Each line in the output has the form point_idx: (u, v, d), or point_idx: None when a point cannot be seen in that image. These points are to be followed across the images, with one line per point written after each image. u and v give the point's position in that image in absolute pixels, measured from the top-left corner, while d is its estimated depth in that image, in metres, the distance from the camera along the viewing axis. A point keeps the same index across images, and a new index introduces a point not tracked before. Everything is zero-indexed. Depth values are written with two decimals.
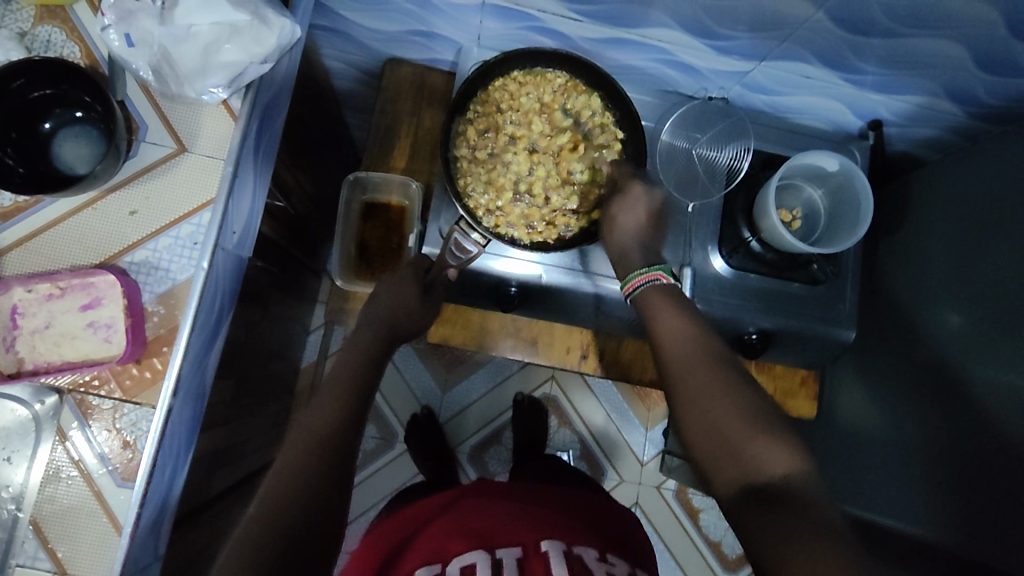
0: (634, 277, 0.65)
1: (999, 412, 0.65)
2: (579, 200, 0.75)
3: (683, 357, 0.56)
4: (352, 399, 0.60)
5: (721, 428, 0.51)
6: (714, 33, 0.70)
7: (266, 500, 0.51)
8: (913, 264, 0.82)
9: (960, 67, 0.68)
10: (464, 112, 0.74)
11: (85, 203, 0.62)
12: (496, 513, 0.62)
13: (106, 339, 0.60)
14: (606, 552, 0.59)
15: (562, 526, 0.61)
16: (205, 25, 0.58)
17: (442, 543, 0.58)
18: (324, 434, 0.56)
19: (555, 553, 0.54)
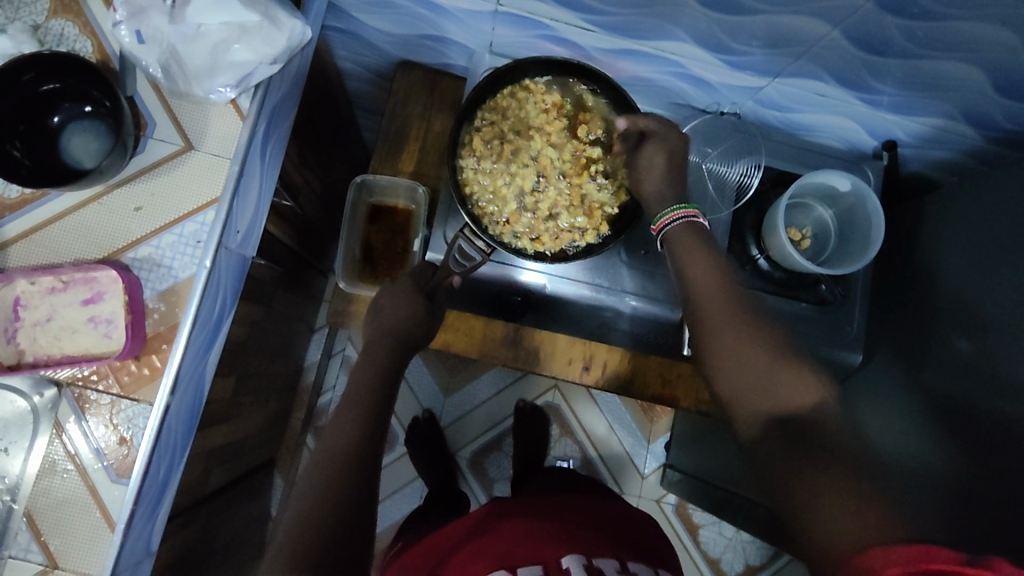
0: (666, 212, 0.62)
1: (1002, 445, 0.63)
2: (586, 211, 0.74)
3: (712, 298, 0.55)
4: (363, 410, 0.60)
5: (750, 366, 0.51)
6: (727, 48, 0.69)
7: (291, 527, 0.52)
8: (924, 288, 0.81)
9: (978, 90, 0.67)
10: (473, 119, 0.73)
11: (90, 198, 0.63)
12: (514, 532, 0.62)
13: (106, 334, 0.60)
14: (626, 561, 0.58)
15: (586, 542, 0.60)
16: (215, 25, 0.59)
17: (467, 567, 0.58)
18: (343, 450, 0.57)
19: (577, 571, 0.53)
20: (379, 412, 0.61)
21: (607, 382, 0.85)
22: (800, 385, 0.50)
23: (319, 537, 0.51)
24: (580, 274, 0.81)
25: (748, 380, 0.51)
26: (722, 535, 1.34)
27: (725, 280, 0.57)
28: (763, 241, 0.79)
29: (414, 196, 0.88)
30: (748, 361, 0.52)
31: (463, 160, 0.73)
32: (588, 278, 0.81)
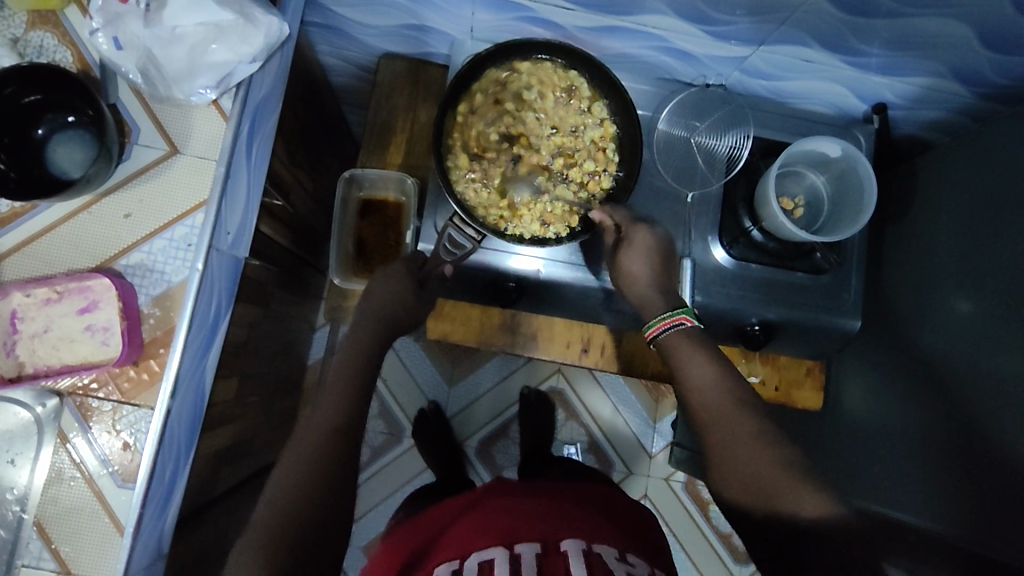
0: (654, 322, 0.67)
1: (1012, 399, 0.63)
2: (592, 158, 0.74)
3: (714, 397, 0.60)
4: (352, 398, 0.61)
5: (757, 478, 0.56)
6: (710, 19, 0.68)
7: (272, 500, 0.53)
8: (921, 249, 0.80)
9: (965, 46, 0.66)
10: (449, 158, 0.72)
11: (79, 207, 0.63)
12: (512, 510, 0.62)
13: (104, 341, 0.61)
14: (627, 552, 0.58)
15: (588, 524, 0.61)
16: (190, 26, 0.58)
17: (466, 540, 0.58)
18: (329, 430, 0.58)
19: (575, 553, 0.54)
20: (365, 396, 0.62)
21: (606, 363, 0.88)
22: (807, 497, 0.54)
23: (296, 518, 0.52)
24: (571, 257, 0.79)
25: (756, 490, 0.56)
26: None
27: (726, 383, 0.61)
28: (756, 213, 0.77)
29: (404, 188, 0.88)
30: (750, 474, 0.56)
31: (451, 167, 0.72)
32: (580, 261, 0.79)
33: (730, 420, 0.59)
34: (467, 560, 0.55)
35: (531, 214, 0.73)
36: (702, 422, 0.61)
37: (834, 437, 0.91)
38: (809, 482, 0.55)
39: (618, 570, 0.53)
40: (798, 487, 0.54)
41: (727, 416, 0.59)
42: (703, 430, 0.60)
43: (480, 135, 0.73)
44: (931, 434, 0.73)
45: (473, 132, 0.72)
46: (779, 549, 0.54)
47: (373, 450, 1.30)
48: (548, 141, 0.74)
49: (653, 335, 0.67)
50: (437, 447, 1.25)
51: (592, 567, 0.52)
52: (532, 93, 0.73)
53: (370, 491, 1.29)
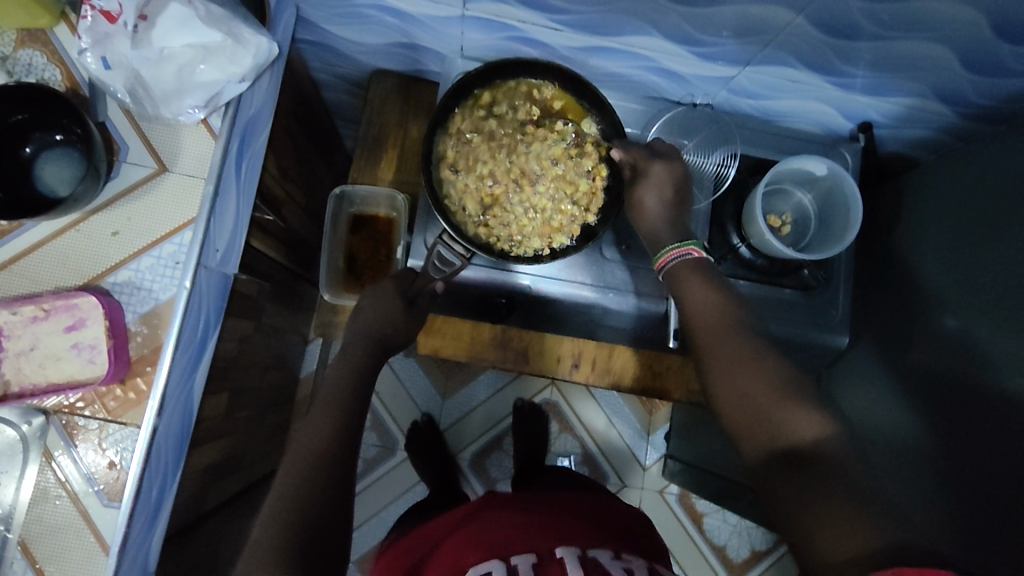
0: (666, 250, 0.67)
1: (1004, 416, 0.63)
2: (578, 153, 0.73)
3: (711, 320, 0.62)
4: (339, 415, 0.61)
5: (754, 395, 0.56)
6: (697, 40, 0.69)
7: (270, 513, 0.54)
8: (908, 266, 0.81)
9: (947, 68, 0.67)
10: (450, 201, 0.73)
11: (67, 225, 0.63)
12: (506, 522, 0.63)
13: (90, 359, 0.61)
14: (622, 552, 0.60)
15: (579, 530, 0.63)
16: (178, 47, 0.59)
17: (459, 558, 0.59)
18: (321, 445, 0.58)
19: (571, 559, 0.55)
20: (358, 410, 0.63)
21: (597, 378, 0.86)
22: (800, 412, 0.54)
23: (293, 527, 0.53)
24: (562, 272, 0.79)
25: (754, 408, 0.56)
26: (726, 522, 1.35)
27: (724, 308, 0.62)
28: (743, 229, 0.78)
29: (395, 204, 0.89)
30: (750, 390, 0.56)
31: (447, 196, 0.72)
32: (570, 276, 0.79)
33: (726, 344, 0.60)
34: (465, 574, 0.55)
35: (542, 225, 0.74)
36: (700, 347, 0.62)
37: None
38: (804, 404, 0.54)
39: (615, 569, 0.54)
40: (788, 404, 0.54)
41: (723, 339, 0.60)
42: (701, 354, 0.62)
43: (469, 169, 0.73)
44: (920, 449, 0.73)
45: (461, 168, 0.73)
46: (772, 466, 0.54)
47: (365, 463, 1.30)
48: (529, 147, 0.74)
49: (663, 262, 0.68)
50: (431, 461, 1.24)
51: (589, 568, 0.53)
52: (498, 112, 0.73)
53: (362, 505, 1.29)
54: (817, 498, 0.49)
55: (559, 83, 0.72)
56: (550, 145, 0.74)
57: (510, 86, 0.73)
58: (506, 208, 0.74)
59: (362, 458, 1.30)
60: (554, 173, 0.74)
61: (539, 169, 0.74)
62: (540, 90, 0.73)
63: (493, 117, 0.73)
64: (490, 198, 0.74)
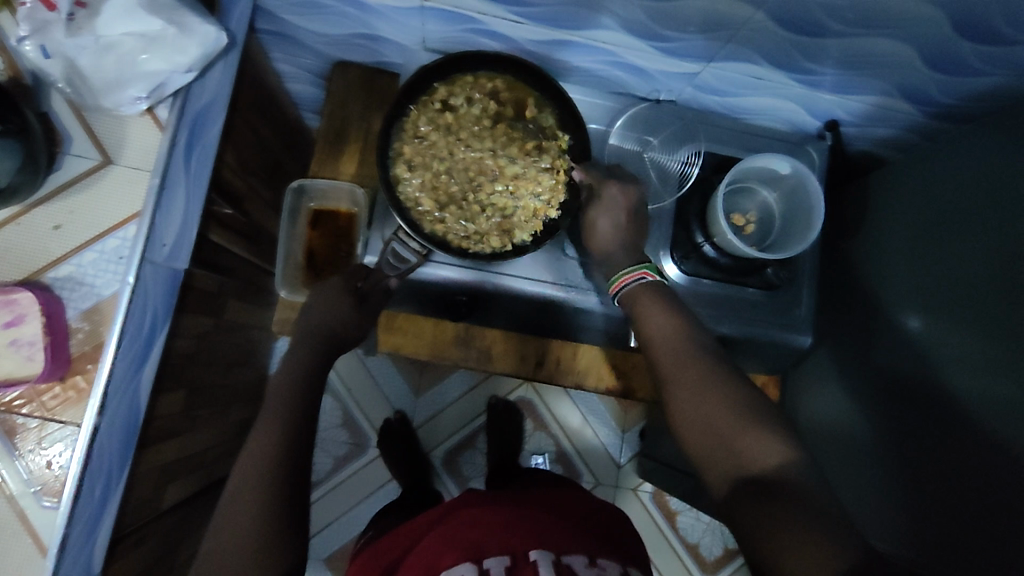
0: (624, 273, 0.66)
1: (966, 423, 0.62)
2: (537, 149, 0.72)
3: (668, 347, 0.61)
4: (293, 413, 0.59)
5: (713, 421, 0.55)
6: (660, 35, 0.68)
7: (220, 537, 0.52)
8: (871, 264, 0.81)
9: (911, 67, 0.66)
10: (409, 198, 0.71)
11: (6, 219, 0.61)
12: (483, 520, 0.63)
13: (29, 356, 0.59)
14: (598, 556, 0.59)
15: (557, 532, 0.61)
16: (119, 35, 0.57)
17: (434, 558, 0.59)
18: (270, 454, 0.56)
19: (545, 563, 0.54)
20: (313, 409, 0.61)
21: (560, 377, 0.87)
22: (763, 439, 0.52)
23: (242, 557, 0.51)
24: (523, 270, 0.77)
25: (711, 435, 0.55)
26: (699, 520, 1.35)
27: (681, 331, 0.61)
28: (708, 227, 0.76)
29: (356, 199, 0.87)
30: (709, 416, 0.55)
31: (402, 192, 0.71)
32: (531, 274, 0.77)
33: (688, 372, 0.58)
34: None
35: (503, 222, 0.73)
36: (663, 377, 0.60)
37: None
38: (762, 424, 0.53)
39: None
40: (750, 433, 0.53)
41: (686, 368, 0.59)
42: (665, 383, 0.60)
43: (427, 166, 0.72)
44: (886, 451, 0.73)
45: (419, 164, 0.71)
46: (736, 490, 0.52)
47: (336, 461, 1.29)
48: (489, 143, 0.73)
49: (618, 287, 0.67)
50: (402, 458, 1.23)
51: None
52: (456, 107, 0.72)
53: (332, 503, 1.28)
54: (783, 530, 0.47)
55: (517, 76, 0.71)
56: (510, 141, 0.73)
57: (465, 79, 0.71)
58: (466, 205, 0.73)
59: (333, 455, 1.29)
60: (513, 170, 0.73)
61: (498, 165, 0.73)
62: (496, 83, 0.72)
63: (451, 112, 0.72)
64: (449, 195, 0.73)
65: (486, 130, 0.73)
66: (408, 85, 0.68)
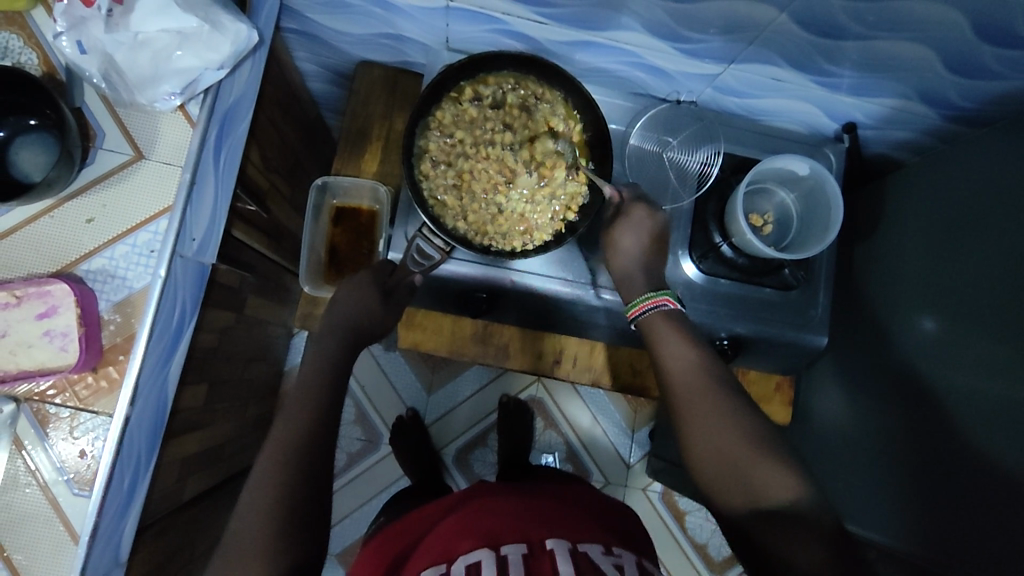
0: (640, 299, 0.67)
1: (987, 423, 0.62)
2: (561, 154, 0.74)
3: (686, 373, 0.60)
4: (319, 403, 0.60)
5: (730, 454, 0.55)
6: (681, 36, 0.69)
7: (249, 518, 0.52)
8: (887, 265, 0.81)
9: (931, 71, 0.67)
10: (431, 193, 0.72)
11: (41, 212, 0.62)
12: (499, 510, 0.64)
13: (61, 347, 0.60)
14: (612, 545, 0.59)
15: (573, 524, 0.62)
16: (154, 32, 0.58)
17: (449, 545, 0.59)
18: (298, 437, 0.56)
19: (561, 550, 0.55)
20: (337, 400, 0.62)
21: (578, 374, 0.89)
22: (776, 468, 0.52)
23: (269, 540, 0.51)
24: (545, 268, 0.78)
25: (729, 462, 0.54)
26: (708, 520, 1.35)
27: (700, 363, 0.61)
28: (725, 228, 0.77)
29: (378, 196, 0.89)
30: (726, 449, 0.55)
31: (427, 191, 0.72)
32: (553, 271, 0.78)
33: (698, 401, 0.58)
34: (454, 564, 0.55)
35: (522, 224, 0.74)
36: (675, 404, 0.60)
37: (803, 451, 0.92)
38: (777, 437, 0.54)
39: (605, 566, 0.53)
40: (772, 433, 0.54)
41: (699, 395, 0.58)
42: (678, 411, 0.59)
43: (451, 163, 0.73)
44: (902, 448, 0.73)
45: (443, 160, 0.73)
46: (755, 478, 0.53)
47: (349, 456, 1.30)
48: (513, 144, 0.74)
49: (635, 313, 0.67)
50: (413, 454, 1.24)
51: (578, 564, 0.53)
52: (484, 106, 0.73)
53: (344, 499, 1.29)
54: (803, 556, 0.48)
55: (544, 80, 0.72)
56: (535, 144, 0.74)
57: (490, 78, 0.73)
58: (486, 204, 0.74)
59: (346, 451, 1.30)
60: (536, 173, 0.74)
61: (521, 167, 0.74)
62: (520, 83, 0.73)
63: (479, 111, 0.73)
64: (471, 193, 0.74)
65: (512, 131, 0.74)
66: (433, 85, 0.69)
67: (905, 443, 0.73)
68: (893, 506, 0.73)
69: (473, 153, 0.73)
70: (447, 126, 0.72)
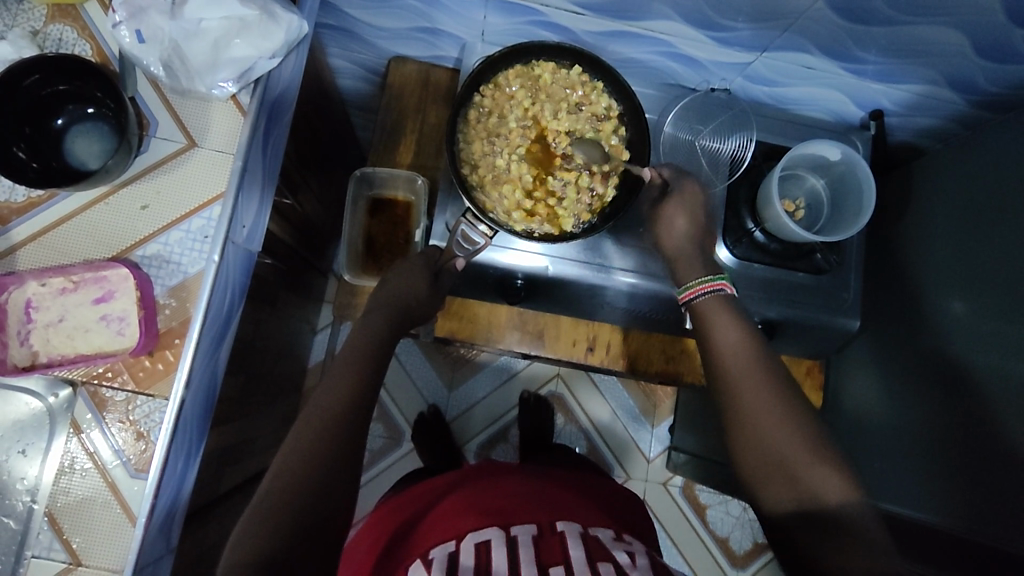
0: (696, 283, 0.66)
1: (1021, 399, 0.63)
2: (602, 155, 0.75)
3: (737, 360, 0.60)
4: (366, 383, 0.60)
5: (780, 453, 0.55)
6: (716, 25, 0.71)
7: (280, 482, 0.52)
8: (914, 249, 0.83)
9: (960, 55, 0.69)
10: (464, 160, 0.74)
11: (96, 198, 0.63)
12: (509, 492, 0.65)
13: (119, 332, 0.62)
14: (622, 533, 0.61)
15: (582, 509, 0.64)
16: (215, 20, 0.60)
17: (456, 521, 0.59)
18: (338, 411, 0.57)
19: (572, 533, 0.56)
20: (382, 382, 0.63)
21: (613, 361, 0.90)
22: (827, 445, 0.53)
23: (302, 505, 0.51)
24: (579, 254, 0.80)
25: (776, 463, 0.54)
26: (730, 514, 1.36)
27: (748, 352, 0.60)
28: (758, 213, 0.79)
29: (413, 187, 0.90)
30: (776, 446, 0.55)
31: (461, 132, 0.74)
32: (587, 258, 0.80)
33: (751, 387, 0.58)
34: (462, 540, 0.55)
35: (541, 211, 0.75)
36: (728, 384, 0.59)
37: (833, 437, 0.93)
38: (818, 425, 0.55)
39: (616, 551, 0.55)
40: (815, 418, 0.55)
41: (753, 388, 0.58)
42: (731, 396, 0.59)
43: (493, 137, 0.75)
44: (937, 429, 0.74)
45: (485, 132, 0.75)
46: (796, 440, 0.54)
47: (371, 454, 1.30)
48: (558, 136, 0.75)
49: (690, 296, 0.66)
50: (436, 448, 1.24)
51: (589, 545, 0.54)
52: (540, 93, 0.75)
53: (366, 496, 1.29)
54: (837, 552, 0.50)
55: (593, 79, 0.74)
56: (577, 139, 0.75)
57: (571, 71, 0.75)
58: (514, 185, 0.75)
59: (369, 449, 1.30)
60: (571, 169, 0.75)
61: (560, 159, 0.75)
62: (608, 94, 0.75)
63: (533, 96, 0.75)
64: (501, 171, 0.75)
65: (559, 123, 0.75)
66: (522, 47, 0.72)
67: (937, 422, 0.74)
68: (928, 484, 0.74)
69: (518, 134, 0.75)
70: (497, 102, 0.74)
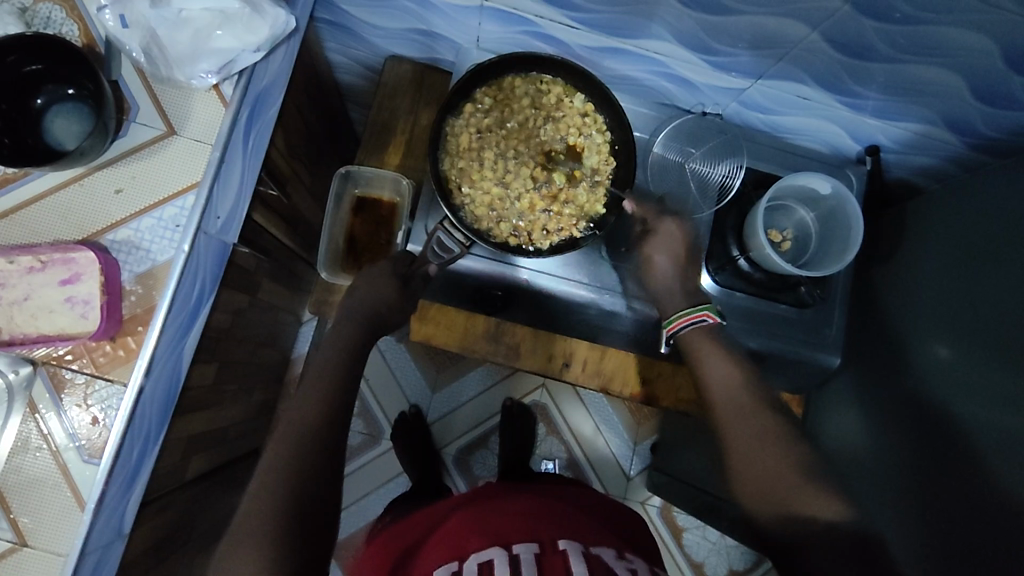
0: (677, 316, 0.68)
1: (997, 455, 0.62)
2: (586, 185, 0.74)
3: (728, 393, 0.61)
4: (327, 386, 0.60)
5: (772, 478, 0.55)
6: (712, 49, 0.69)
7: (258, 500, 0.51)
8: (902, 289, 0.81)
9: (957, 97, 0.67)
10: (446, 152, 0.73)
11: (72, 178, 0.63)
12: (503, 508, 0.63)
13: (83, 314, 0.61)
14: (624, 551, 0.59)
15: (561, 518, 0.61)
16: (196, 10, 0.61)
17: (458, 542, 0.57)
18: (301, 419, 0.57)
19: (573, 551, 0.53)
20: (348, 384, 0.62)
21: (587, 377, 0.89)
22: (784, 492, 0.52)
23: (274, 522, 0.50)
24: (561, 270, 0.79)
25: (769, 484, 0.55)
26: (706, 538, 1.34)
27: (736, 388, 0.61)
28: (744, 242, 0.78)
29: (399, 188, 0.90)
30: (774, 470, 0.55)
31: (453, 123, 0.73)
32: (569, 274, 0.79)
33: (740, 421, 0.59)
34: (465, 562, 0.53)
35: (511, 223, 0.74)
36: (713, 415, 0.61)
37: None
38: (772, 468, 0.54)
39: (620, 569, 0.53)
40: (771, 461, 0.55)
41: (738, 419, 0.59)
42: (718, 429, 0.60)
43: (481, 139, 0.74)
44: (914, 476, 0.72)
45: (476, 130, 0.74)
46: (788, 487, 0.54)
47: (350, 450, 1.29)
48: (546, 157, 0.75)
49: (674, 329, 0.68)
50: (415, 450, 1.24)
51: (591, 564, 0.51)
52: (541, 108, 0.74)
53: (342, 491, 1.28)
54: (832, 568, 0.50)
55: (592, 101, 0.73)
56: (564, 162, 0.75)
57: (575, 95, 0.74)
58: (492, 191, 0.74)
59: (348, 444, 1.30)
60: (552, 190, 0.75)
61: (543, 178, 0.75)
62: (608, 128, 0.74)
63: (534, 111, 0.74)
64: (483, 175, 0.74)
65: (552, 143, 0.75)
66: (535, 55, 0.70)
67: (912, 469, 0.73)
68: (895, 532, 0.72)
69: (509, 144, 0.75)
70: (496, 106, 0.74)
